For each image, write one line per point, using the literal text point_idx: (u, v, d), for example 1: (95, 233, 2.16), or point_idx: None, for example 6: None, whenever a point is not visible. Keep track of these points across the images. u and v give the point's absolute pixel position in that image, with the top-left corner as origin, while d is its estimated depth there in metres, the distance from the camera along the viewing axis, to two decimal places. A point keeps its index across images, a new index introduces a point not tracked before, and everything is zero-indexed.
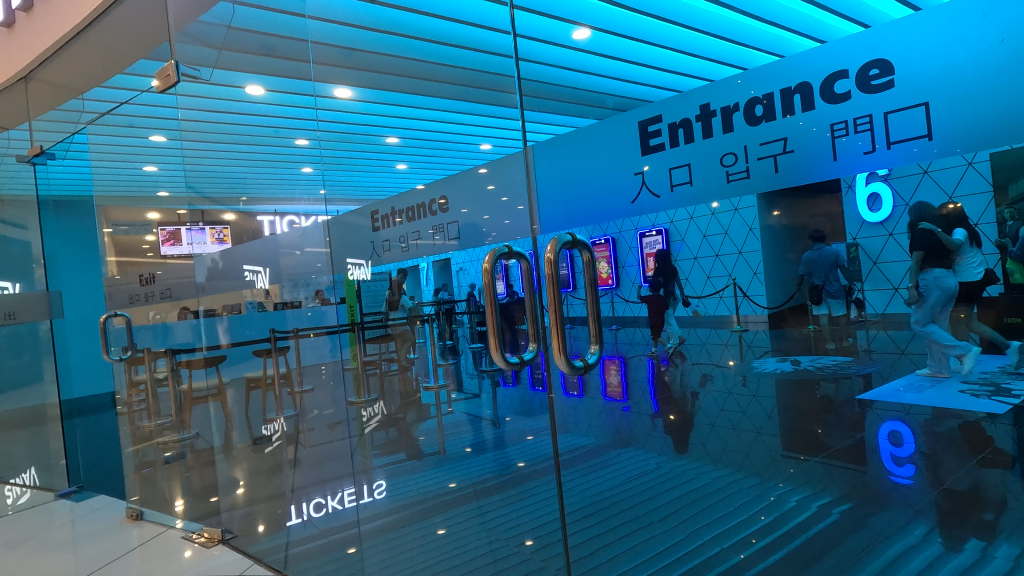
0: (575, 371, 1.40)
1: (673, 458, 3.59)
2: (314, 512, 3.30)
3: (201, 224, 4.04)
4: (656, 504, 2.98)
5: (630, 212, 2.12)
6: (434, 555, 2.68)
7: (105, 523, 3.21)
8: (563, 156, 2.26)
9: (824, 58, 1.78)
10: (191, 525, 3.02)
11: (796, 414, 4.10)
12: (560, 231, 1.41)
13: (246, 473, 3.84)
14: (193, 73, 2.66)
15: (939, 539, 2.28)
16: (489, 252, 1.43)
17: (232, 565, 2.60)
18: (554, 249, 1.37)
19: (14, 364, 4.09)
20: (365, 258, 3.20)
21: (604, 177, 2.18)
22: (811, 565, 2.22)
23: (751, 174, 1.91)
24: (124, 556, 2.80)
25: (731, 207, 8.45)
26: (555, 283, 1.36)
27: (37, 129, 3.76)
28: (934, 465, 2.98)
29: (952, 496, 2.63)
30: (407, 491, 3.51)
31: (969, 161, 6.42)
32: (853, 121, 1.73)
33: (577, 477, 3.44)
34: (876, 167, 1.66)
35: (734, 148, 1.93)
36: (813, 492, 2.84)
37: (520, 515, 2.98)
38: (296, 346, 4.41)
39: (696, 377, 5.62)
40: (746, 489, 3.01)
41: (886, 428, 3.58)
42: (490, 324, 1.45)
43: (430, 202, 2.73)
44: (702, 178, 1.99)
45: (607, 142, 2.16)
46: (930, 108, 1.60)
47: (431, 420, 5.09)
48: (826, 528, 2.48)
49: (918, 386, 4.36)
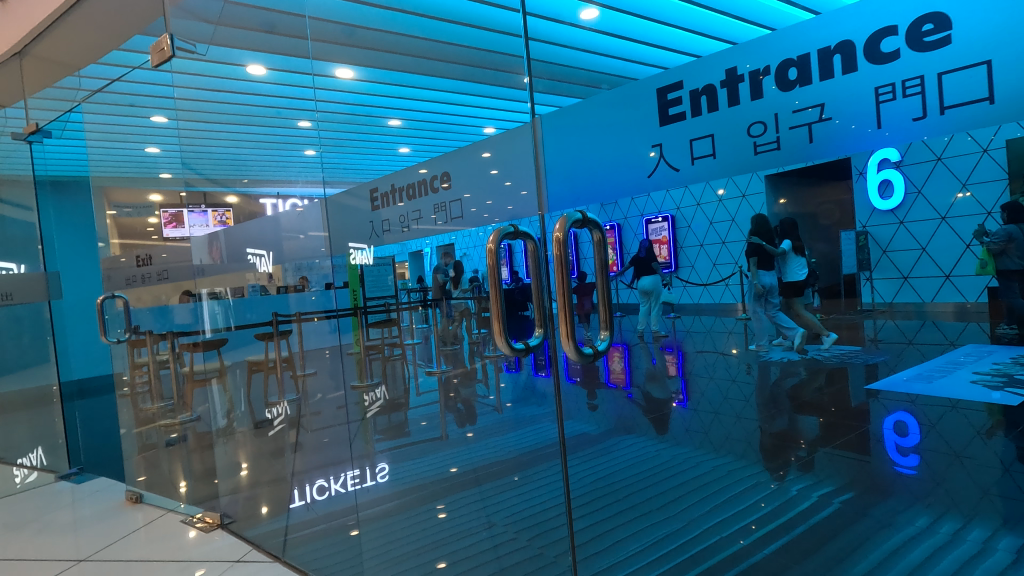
0: (584, 357, 1.36)
1: (675, 445, 3.58)
2: (317, 495, 3.19)
3: (203, 206, 3.93)
4: (656, 493, 2.97)
5: (645, 189, 1.86)
6: (432, 540, 2.69)
7: (104, 506, 3.24)
8: (572, 129, 2.05)
9: (868, 9, 1.42)
10: (191, 508, 3.07)
11: (800, 402, 4.08)
12: (567, 209, 1.36)
13: (248, 457, 3.85)
14: (190, 48, 2.72)
15: (941, 530, 2.27)
16: (493, 232, 1.37)
17: (230, 550, 2.66)
18: (563, 230, 1.32)
19: (12, 347, 4.10)
20: (366, 239, 3.19)
21: (616, 154, 1.90)
22: (811, 553, 2.22)
23: (781, 146, 1.60)
24: (124, 538, 2.83)
25: (738, 194, 8.38)
26: (566, 266, 1.32)
27: (34, 107, 3.74)
28: (938, 456, 2.95)
29: (954, 487, 2.62)
30: (408, 475, 3.55)
31: (984, 148, 6.18)
32: (901, 84, 1.40)
33: (577, 463, 3.45)
34: (922, 139, 1.33)
35: (763, 116, 1.63)
36: (815, 481, 2.81)
37: (516, 502, 3.00)
38: (298, 330, 4.45)
39: (699, 365, 5.60)
40: (748, 479, 2.98)
41: (891, 419, 3.53)
42: (494, 310, 1.41)
43: (433, 178, 2.68)
44: (725, 152, 1.70)
45: (619, 113, 1.91)
46: (994, 68, 1.26)
47: (431, 404, 5.11)
48: (827, 518, 2.46)
49: (927, 376, 4.33)
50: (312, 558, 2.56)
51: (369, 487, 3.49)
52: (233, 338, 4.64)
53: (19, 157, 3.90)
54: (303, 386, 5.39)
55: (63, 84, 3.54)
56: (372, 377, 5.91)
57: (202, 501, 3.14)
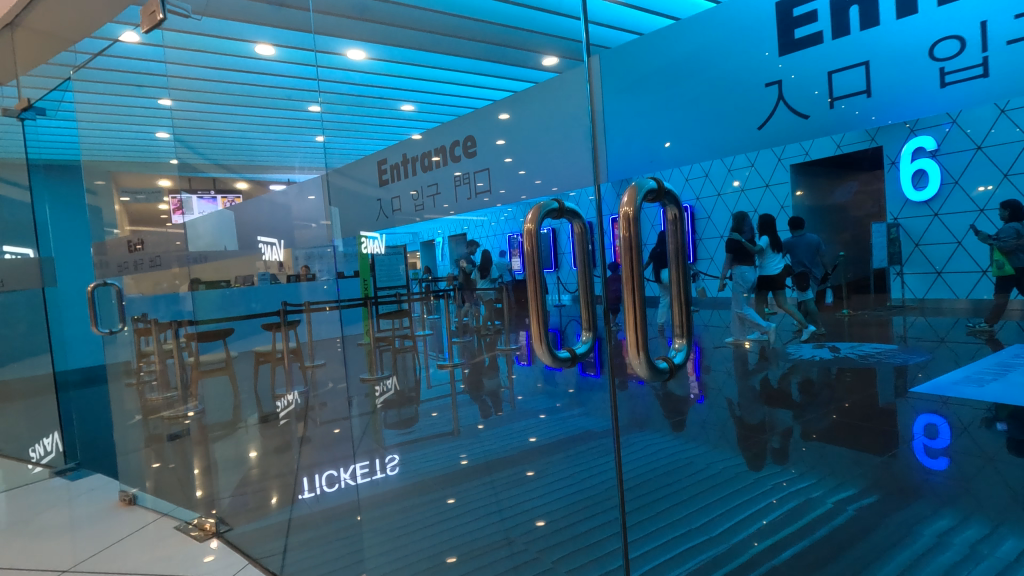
0: (658, 380, 0.98)
1: (690, 442, 3.46)
2: (326, 484, 3.38)
3: (212, 192, 3.70)
4: (665, 494, 2.86)
5: (757, 142, 1.71)
6: (431, 539, 2.60)
7: (99, 507, 3.14)
8: (653, 96, 1.92)
9: None
10: (186, 514, 2.81)
11: (823, 400, 3.93)
12: (634, 177, 0.96)
13: (257, 452, 3.86)
14: (179, 10, 2.61)
15: (972, 537, 2.13)
16: (529, 208, 1.00)
17: (232, 537, 2.56)
18: (631, 207, 0.92)
19: (15, 334, 4.11)
20: (370, 219, 3.13)
21: (719, 107, 1.76)
22: (829, 560, 2.10)
23: (985, 71, 1.34)
24: (115, 545, 2.61)
25: (760, 184, 8.15)
26: (641, 258, 0.91)
27: (24, 85, 3.71)
28: (970, 459, 2.80)
29: (985, 491, 2.48)
30: (417, 469, 3.50)
31: None
32: None
33: (584, 461, 3.35)
34: None
35: (954, 33, 1.40)
36: (836, 482, 2.68)
37: (527, 498, 2.91)
38: (308, 319, 4.60)
39: (718, 361, 5.46)
40: (765, 478, 2.86)
41: (920, 420, 3.38)
42: (529, 316, 1.04)
43: (456, 144, 2.59)
44: (885, 83, 1.51)
45: (720, 52, 1.79)
46: None
47: (446, 398, 4.99)
48: (852, 518, 2.34)
49: (980, 377, 4.07)
50: (315, 551, 2.47)
51: (377, 481, 3.40)
52: (238, 329, 4.62)
53: (11, 136, 3.94)
54: (311, 377, 5.41)
55: (57, 60, 3.49)
56: (383, 370, 5.88)
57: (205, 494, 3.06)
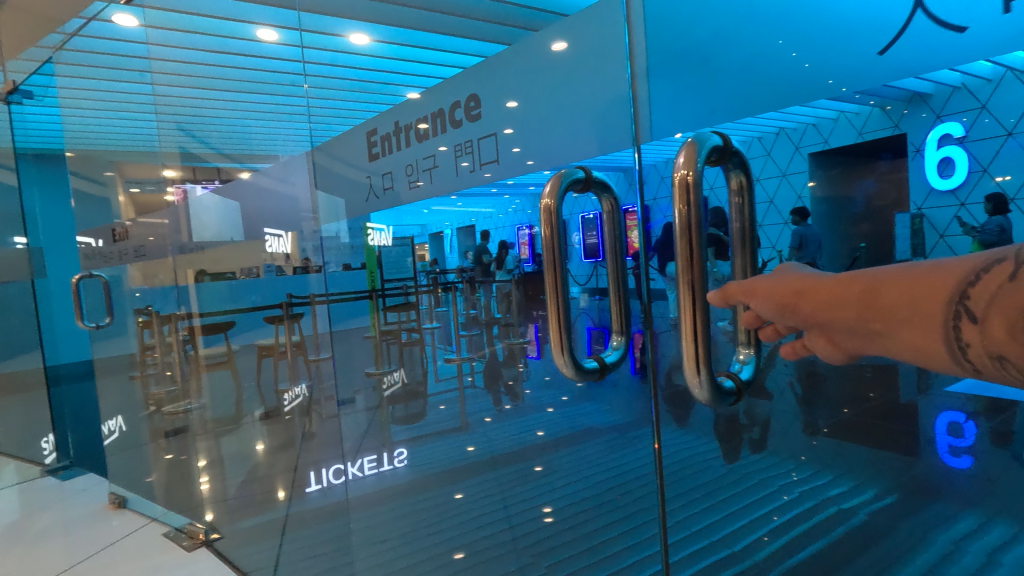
0: (721, 404, 0.78)
1: (703, 437, 3.35)
2: (333, 478, 3.39)
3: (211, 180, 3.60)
4: (676, 490, 2.77)
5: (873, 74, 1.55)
6: (435, 537, 2.52)
7: (85, 510, 2.92)
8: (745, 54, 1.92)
9: None
10: (177, 520, 2.64)
11: (839, 395, 3.81)
12: (691, 136, 0.74)
13: (269, 449, 3.78)
14: None
15: (997, 537, 2.04)
16: (550, 180, 0.84)
17: (233, 536, 2.60)
18: (692, 169, 0.70)
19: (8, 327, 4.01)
20: (361, 195, 3.13)
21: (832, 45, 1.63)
22: (847, 562, 2.02)
23: None
24: (104, 551, 2.46)
25: None
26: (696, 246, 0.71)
27: None
28: (996, 457, 2.70)
29: (1012, 489, 2.37)
30: (428, 462, 3.43)
31: None
32: None
33: (592, 456, 3.26)
34: None
35: None
36: (855, 480, 2.58)
37: (533, 494, 2.85)
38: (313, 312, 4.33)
39: None
40: (780, 475, 2.76)
41: (943, 417, 3.26)
42: (549, 311, 0.90)
43: (454, 107, 2.56)
44: None
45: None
46: None
47: (454, 391, 4.73)
48: (866, 520, 2.24)
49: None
50: (317, 556, 2.48)
51: (385, 475, 3.31)
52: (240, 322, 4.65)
53: None
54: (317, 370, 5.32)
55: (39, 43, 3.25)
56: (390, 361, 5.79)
57: (210, 497, 3.04)
